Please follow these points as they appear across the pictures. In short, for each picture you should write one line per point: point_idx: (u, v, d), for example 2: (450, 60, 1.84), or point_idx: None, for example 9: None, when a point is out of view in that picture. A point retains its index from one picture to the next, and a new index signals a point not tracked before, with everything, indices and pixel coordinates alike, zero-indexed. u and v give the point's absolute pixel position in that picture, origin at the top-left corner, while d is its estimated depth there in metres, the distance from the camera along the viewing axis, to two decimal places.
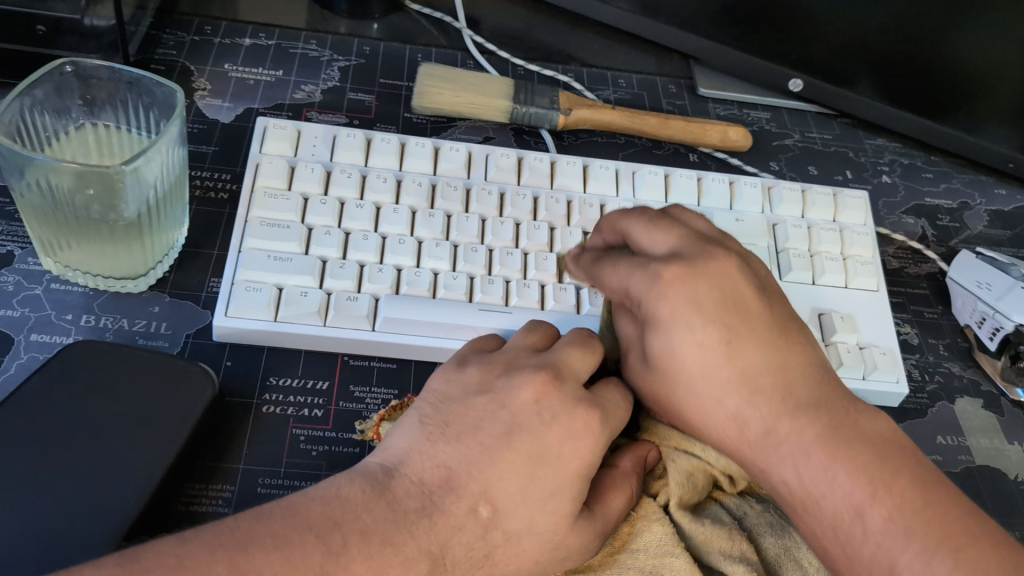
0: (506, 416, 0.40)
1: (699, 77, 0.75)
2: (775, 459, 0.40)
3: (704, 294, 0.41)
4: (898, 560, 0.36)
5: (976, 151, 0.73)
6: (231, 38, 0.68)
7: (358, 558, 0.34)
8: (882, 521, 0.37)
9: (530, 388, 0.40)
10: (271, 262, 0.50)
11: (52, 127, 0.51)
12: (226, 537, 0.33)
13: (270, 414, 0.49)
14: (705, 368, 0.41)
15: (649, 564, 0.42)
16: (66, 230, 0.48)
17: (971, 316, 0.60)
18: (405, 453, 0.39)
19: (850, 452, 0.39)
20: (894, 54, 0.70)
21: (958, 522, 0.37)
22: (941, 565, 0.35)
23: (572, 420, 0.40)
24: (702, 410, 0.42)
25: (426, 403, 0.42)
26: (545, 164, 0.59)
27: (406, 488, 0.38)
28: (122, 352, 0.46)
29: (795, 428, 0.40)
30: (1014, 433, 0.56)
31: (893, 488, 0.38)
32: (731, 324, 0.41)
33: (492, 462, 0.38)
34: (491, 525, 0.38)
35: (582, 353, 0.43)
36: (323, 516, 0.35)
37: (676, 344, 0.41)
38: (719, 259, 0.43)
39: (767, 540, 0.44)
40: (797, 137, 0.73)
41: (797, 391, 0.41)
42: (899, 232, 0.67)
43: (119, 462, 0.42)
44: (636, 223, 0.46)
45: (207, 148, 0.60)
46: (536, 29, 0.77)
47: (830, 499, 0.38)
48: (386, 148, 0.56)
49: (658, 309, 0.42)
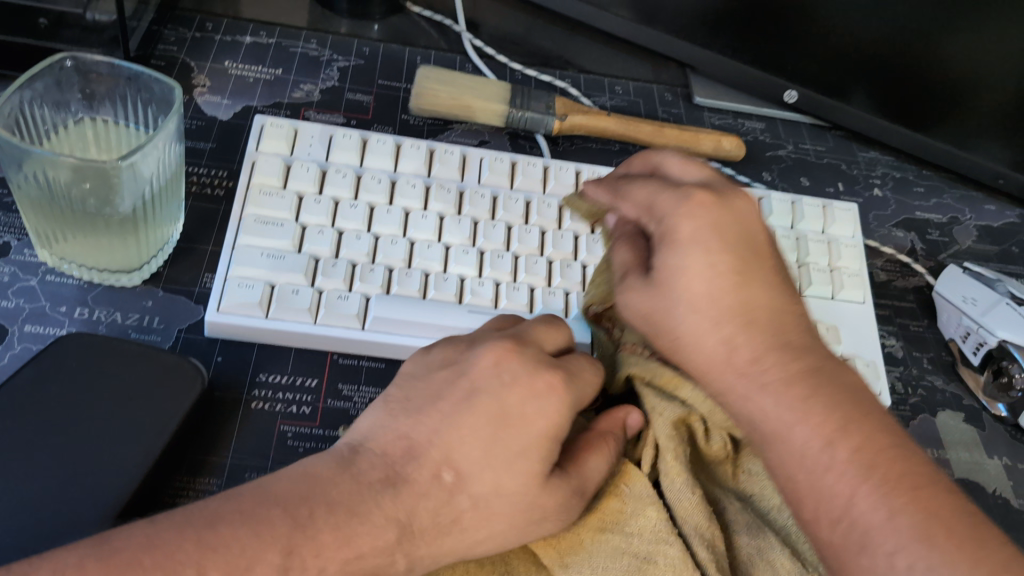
0: (467, 383, 0.41)
1: (696, 85, 0.76)
2: (755, 388, 0.39)
3: (728, 223, 0.42)
4: (858, 490, 0.35)
5: (968, 167, 0.73)
6: (232, 35, 0.69)
7: (325, 529, 0.35)
8: (848, 454, 0.36)
9: (491, 355, 0.41)
10: (264, 259, 0.51)
11: (51, 120, 0.52)
12: (192, 516, 0.34)
13: (258, 410, 0.50)
14: (710, 289, 0.41)
15: (644, 550, 0.41)
16: (62, 222, 0.49)
17: (955, 330, 0.60)
18: (369, 431, 0.40)
19: (830, 391, 0.38)
20: (889, 68, 0.71)
21: (918, 470, 0.36)
22: (899, 501, 0.34)
23: (532, 379, 0.40)
24: (694, 334, 0.41)
25: (393, 386, 0.43)
26: (538, 169, 0.59)
27: (371, 461, 0.38)
28: (113, 346, 0.47)
29: (781, 360, 0.39)
30: (993, 447, 0.57)
31: (863, 427, 0.37)
32: (744, 258, 0.42)
33: (455, 427, 0.39)
34: (455, 489, 0.38)
35: (546, 328, 0.45)
36: (290, 491, 0.36)
37: (686, 261, 0.41)
38: (745, 200, 0.44)
39: (743, 539, 0.43)
40: (791, 148, 0.74)
41: (787, 334, 0.41)
42: (888, 245, 0.68)
43: (106, 454, 0.43)
44: (673, 158, 0.48)
45: (205, 144, 0.61)
46: (535, 34, 0.77)
47: (801, 427, 0.37)
48: (381, 150, 0.57)
49: (676, 224, 0.42)
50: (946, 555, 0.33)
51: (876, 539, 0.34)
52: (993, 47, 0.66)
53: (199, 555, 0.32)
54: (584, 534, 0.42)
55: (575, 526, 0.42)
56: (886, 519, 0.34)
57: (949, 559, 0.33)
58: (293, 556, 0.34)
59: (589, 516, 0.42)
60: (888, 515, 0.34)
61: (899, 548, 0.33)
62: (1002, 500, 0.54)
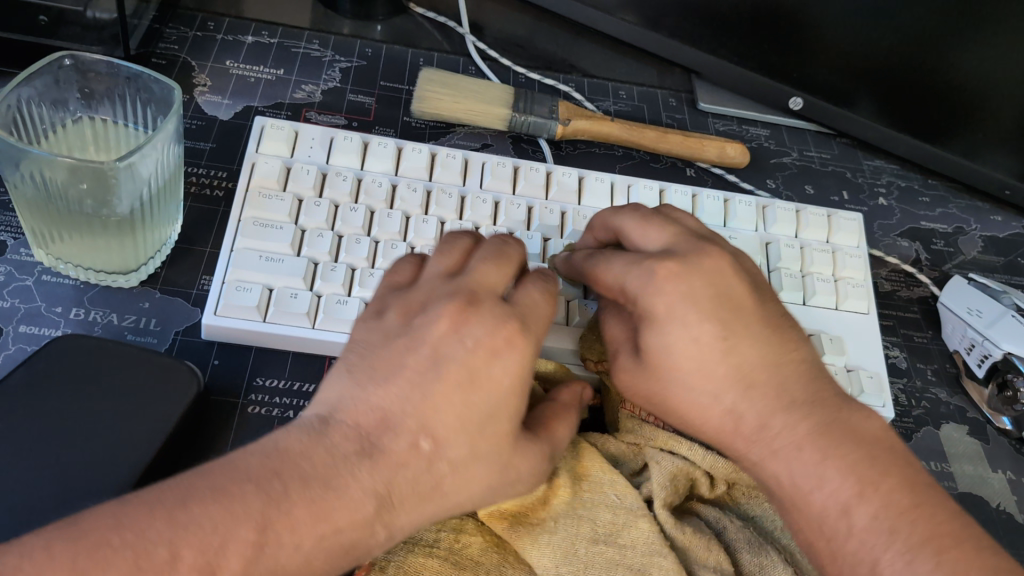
0: (428, 348, 0.39)
1: (700, 91, 0.75)
2: (769, 453, 0.42)
3: (699, 289, 0.42)
4: (881, 557, 0.37)
5: (973, 178, 0.73)
6: (233, 34, 0.68)
7: (299, 502, 0.34)
8: (867, 519, 0.38)
9: (446, 320, 0.39)
10: (262, 262, 0.50)
11: (48, 120, 0.52)
12: (164, 494, 0.33)
13: (255, 414, 0.49)
14: (704, 364, 0.42)
15: (639, 561, 0.42)
16: (58, 222, 0.48)
17: (960, 341, 0.60)
18: (337, 401, 0.38)
19: (839, 449, 0.40)
20: (893, 78, 0.70)
21: (945, 525, 0.38)
22: (924, 566, 0.36)
23: (495, 338, 0.39)
24: (697, 407, 0.43)
25: (351, 352, 0.40)
26: (540, 175, 0.59)
27: (343, 434, 0.37)
28: (109, 348, 0.46)
29: (786, 424, 0.41)
30: (998, 461, 0.56)
31: (884, 486, 0.39)
32: (725, 321, 0.42)
33: (425, 396, 0.37)
34: (433, 457, 0.37)
35: (499, 269, 0.42)
36: (260, 467, 0.35)
37: (671, 340, 0.42)
38: (713, 256, 0.44)
39: (744, 556, 0.45)
40: (795, 155, 0.73)
41: (787, 390, 0.42)
42: (893, 254, 0.67)
43: (99, 456, 0.42)
44: (629, 219, 0.48)
45: (205, 145, 0.60)
46: (539, 37, 0.77)
47: (821, 493, 0.40)
48: (382, 153, 0.56)
49: (651, 302, 0.42)
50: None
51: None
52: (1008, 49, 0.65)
53: (171, 531, 0.32)
54: (580, 543, 0.43)
55: (569, 535, 0.43)
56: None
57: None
58: (268, 532, 0.33)
59: (583, 526, 0.43)
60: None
61: None
62: (1007, 515, 0.54)
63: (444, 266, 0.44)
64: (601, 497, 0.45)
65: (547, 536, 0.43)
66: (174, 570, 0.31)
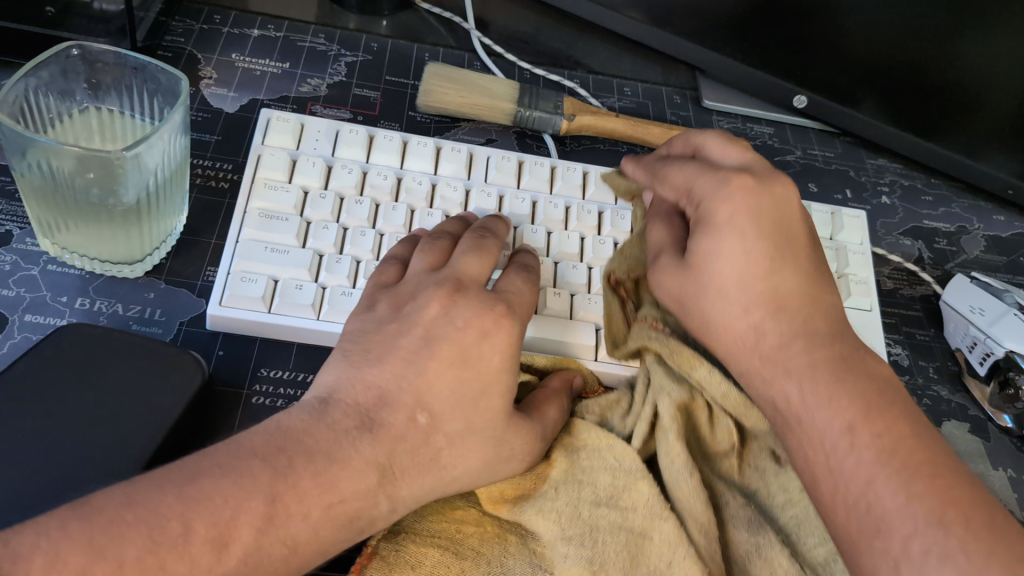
0: (420, 329, 0.42)
1: (705, 89, 0.75)
2: (780, 371, 0.42)
3: (765, 211, 0.46)
4: (876, 476, 0.36)
5: (976, 177, 0.72)
6: (239, 27, 0.69)
7: (306, 474, 0.35)
8: (869, 438, 0.38)
9: (436, 303, 0.43)
10: (267, 253, 0.50)
11: (56, 109, 0.52)
12: (174, 472, 0.33)
13: (258, 405, 0.49)
14: (741, 275, 0.44)
15: (640, 525, 0.43)
16: (64, 211, 0.48)
17: (963, 340, 0.60)
18: (336, 383, 0.40)
19: (854, 376, 0.40)
20: (898, 75, 0.70)
21: (938, 458, 0.37)
22: (917, 488, 0.35)
23: (482, 319, 0.42)
24: (724, 316, 0.45)
25: (346, 340, 0.43)
26: (545, 169, 0.59)
27: (344, 409, 0.39)
28: (114, 337, 0.47)
29: (807, 348, 0.42)
30: (999, 458, 0.56)
31: (887, 416, 0.38)
32: (779, 248, 0.45)
33: (420, 372, 0.40)
34: (431, 429, 0.40)
35: (479, 260, 0.46)
36: (265, 444, 0.36)
37: (722, 245, 0.45)
38: (785, 183, 0.47)
39: (739, 535, 0.44)
40: (799, 153, 0.73)
41: (816, 323, 0.44)
42: (895, 253, 0.67)
43: (105, 444, 0.43)
44: (719, 145, 0.51)
45: (210, 137, 0.61)
46: (544, 34, 0.77)
47: (829, 408, 0.39)
48: (388, 146, 0.57)
49: (713, 209, 0.46)
50: (964, 543, 0.33)
51: (893, 526, 0.35)
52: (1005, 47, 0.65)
53: (182, 506, 0.32)
54: (584, 508, 0.43)
55: (573, 501, 0.44)
56: (903, 505, 0.35)
57: (967, 548, 0.33)
58: (276, 503, 0.34)
59: (584, 490, 0.44)
60: (905, 501, 0.35)
61: (915, 532, 0.34)
62: (1007, 512, 0.54)
63: (426, 262, 0.47)
64: (599, 463, 0.45)
65: (551, 504, 0.43)
66: (187, 543, 0.31)
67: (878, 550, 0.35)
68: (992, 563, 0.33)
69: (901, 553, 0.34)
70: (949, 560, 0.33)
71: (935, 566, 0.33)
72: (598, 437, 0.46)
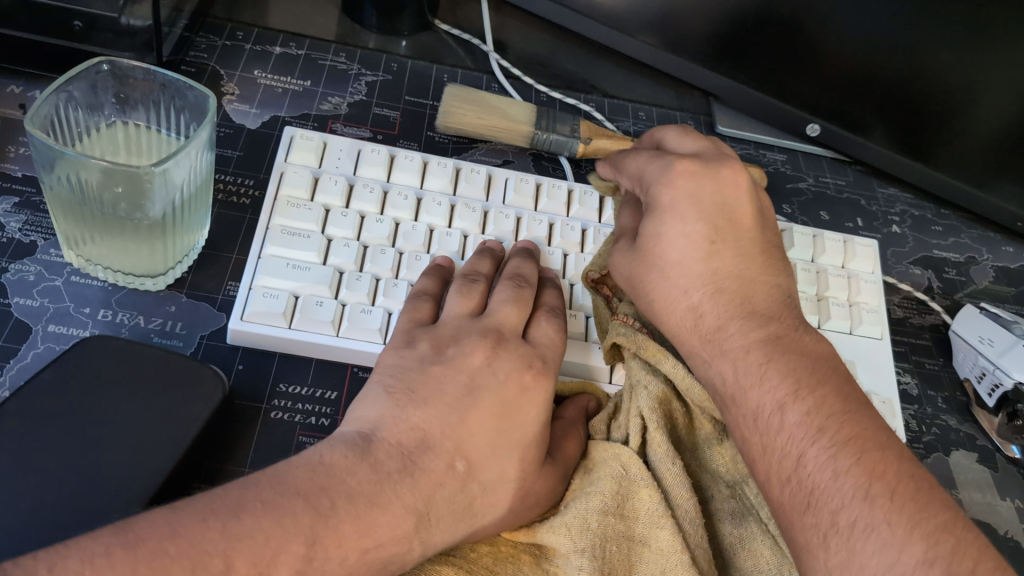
0: (464, 376, 0.44)
1: (719, 115, 0.76)
2: (718, 352, 0.45)
3: (704, 193, 0.49)
4: (806, 451, 0.39)
5: (987, 208, 0.73)
6: (262, 44, 0.70)
7: (346, 519, 0.37)
8: (799, 416, 0.40)
9: (479, 352, 0.45)
10: (289, 269, 0.51)
11: (84, 123, 0.52)
12: (217, 505, 0.36)
13: (277, 419, 0.50)
14: (684, 259, 0.48)
15: (639, 532, 0.44)
16: (91, 224, 0.49)
17: (971, 370, 0.60)
18: (378, 420, 0.42)
19: (789, 357, 0.43)
20: (913, 106, 0.71)
21: (876, 434, 0.39)
22: (845, 461, 0.37)
23: (522, 375, 0.45)
24: (666, 300, 0.48)
25: (386, 374, 0.45)
26: (562, 193, 0.60)
27: (386, 450, 0.41)
28: (137, 351, 0.47)
29: (743, 327, 0.45)
30: (1007, 489, 0.57)
31: (819, 392, 0.40)
32: (719, 227, 0.48)
33: (461, 419, 0.43)
34: (467, 477, 0.42)
35: (515, 310, 0.49)
36: (309, 481, 0.38)
37: (664, 229, 0.49)
38: (732, 168, 0.51)
39: (726, 527, 0.46)
40: (811, 181, 0.74)
41: (755, 303, 0.46)
42: (905, 281, 0.68)
43: (129, 457, 0.43)
44: (673, 132, 0.56)
45: (232, 152, 0.61)
46: (560, 57, 0.78)
47: (754, 391, 0.42)
48: (409, 167, 0.57)
49: (657, 194, 0.50)
50: (888, 515, 0.35)
51: (822, 499, 0.37)
52: (995, 71, 0.66)
53: (226, 543, 0.34)
54: (592, 518, 0.44)
55: (581, 512, 0.44)
56: (831, 478, 0.37)
57: (891, 521, 0.35)
58: (316, 546, 0.36)
59: (593, 499, 0.44)
60: (833, 476, 0.37)
61: (842, 506, 0.36)
62: (1015, 543, 0.54)
63: (464, 305, 0.49)
64: (608, 471, 0.46)
65: (560, 519, 0.44)
66: None
67: (810, 524, 0.37)
68: (914, 533, 0.35)
69: (830, 526, 0.36)
70: (873, 532, 0.35)
71: (862, 537, 0.35)
72: (608, 450, 0.47)
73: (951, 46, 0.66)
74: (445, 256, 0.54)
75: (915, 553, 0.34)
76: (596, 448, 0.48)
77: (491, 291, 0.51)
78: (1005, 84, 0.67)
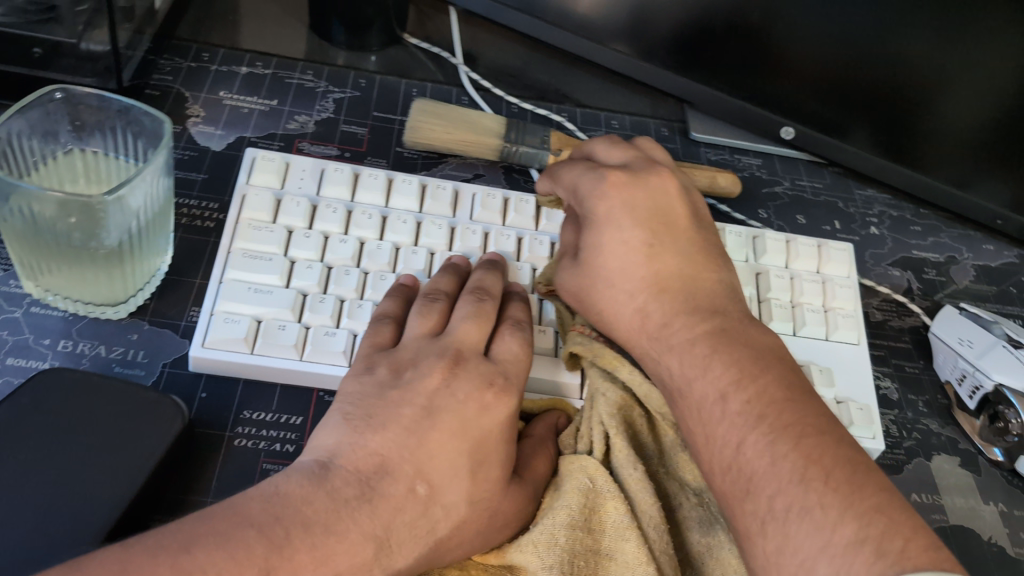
0: (422, 399, 0.44)
1: (692, 121, 0.76)
2: (665, 348, 0.46)
3: (638, 200, 0.49)
4: (745, 438, 0.39)
5: (968, 208, 0.72)
6: (228, 65, 0.69)
7: (301, 549, 0.36)
8: (739, 405, 0.40)
9: (437, 374, 0.45)
10: (251, 294, 0.50)
11: (39, 152, 0.52)
12: (167, 540, 0.35)
13: (241, 447, 0.49)
14: (626, 264, 0.48)
15: (606, 545, 0.44)
16: (47, 255, 0.48)
17: (952, 372, 0.60)
18: (336, 447, 0.42)
19: (731, 350, 0.43)
20: (887, 104, 0.70)
21: (812, 419, 0.39)
22: (782, 446, 0.38)
23: (482, 394, 0.44)
24: (614, 305, 0.48)
25: (345, 402, 0.44)
26: (530, 206, 0.59)
27: (344, 477, 0.40)
28: (93, 383, 0.46)
29: (686, 325, 0.45)
30: (990, 493, 0.56)
31: (760, 382, 0.41)
32: (656, 231, 0.49)
33: (420, 441, 0.42)
34: (429, 501, 0.41)
35: (476, 326, 0.48)
36: (263, 512, 0.37)
37: (604, 238, 0.49)
38: (662, 175, 0.51)
39: (693, 536, 0.45)
40: (787, 184, 0.73)
41: (697, 300, 0.47)
42: (884, 284, 0.67)
43: (87, 490, 0.42)
44: (601, 144, 0.55)
45: (196, 176, 0.61)
46: (532, 67, 0.77)
47: (699, 383, 0.42)
48: (373, 185, 0.57)
49: (593, 206, 0.49)
50: (822, 498, 0.35)
51: (760, 485, 0.37)
52: (968, 61, 0.65)
53: None
54: (560, 533, 0.43)
55: (548, 527, 0.43)
56: (769, 464, 0.37)
57: (824, 502, 0.35)
58: None
59: (559, 515, 0.43)
60: (772, 462, 0.37)
61: (778, 491, 0.36)
62: (999, 548, 0.53)
63: (423, 326, 0.48)
64: (575, 483, 0.45)
65: (527, 536, 0.43)
66: None
67: (748, 512, 0.37)
68: (847, 514, 0.35)
69: (767, 511, 0.36)
70: (806, 515, 0.35)
71: (796, 520, 0.35)
72: (573, 462, 0.46)
73: (925, 38, 0.65)
74: (410, 275, 0.53)
75: (846, 533, 0.34)
76: (563, 463, 0.46)
77: (453, 308, 0.50)
78: (971, 71, 0.66)
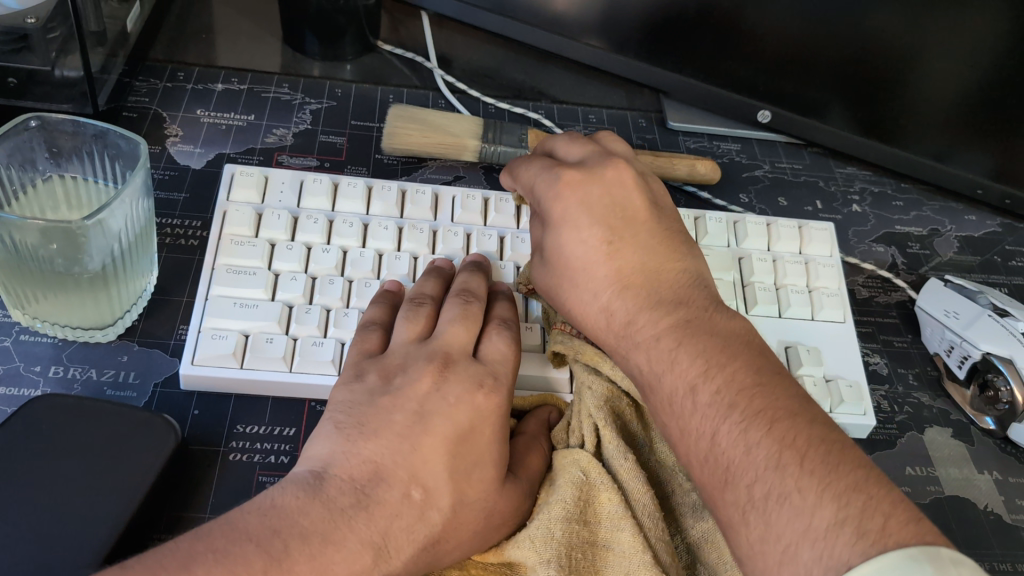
0: (414, 403, 0.44)
1: (669, 110, 0.76)
2: (633, 345, 0.45)
3: (593, 198, 0.49)
4: (719, 429, 0.39)
5: (945, 178, 0.73)
6: (204, 83, 0.69)
7: (300, 560, 0.37)
8: (709, 395, 0.40)
9: (427, 378, 0.45)
10: (236, 309, 0.50)
11: (18, 181, 0.52)
12: (166, 559, 0.35)
13: (235, 461, 0.49)
14: (587, 260, 0.47)
15: (602, 537, 0.44)
16: (32, 283, 0.48)
17: (940, 344, 0.60)
18: (329, 457, 0.42)
19: (699, 339, 0.43)
20: (866, 78, 0.70)
21: (785, 403, 0.39)
22: (756, 434, 0.37)
23: (474, 396, 0.44)
24: (580, 304, 0.48)
25: (337, 411, 0.44)
26: (511, 205, 0.59)
27: (339, 486, 0.40)
28: (85, 406, 0.47)
29: (651, 319, 0.45)
30: (983, 462, 0.56)
31: (728, 369, 0.40)
32: (615, 227, 0.48)
33: (414, 447, 0.42)
34: (425, 505, 0.41)
35: (464, 328, 0.48)
36: (260, 526, 0.38)
37: (560, 240, 0.48)
38: (616, 168, 0.50)
39: (688, 522, 0.45)
40: (767, 167, 0.74)
41: (661, 292, 0.46)
42: (869, 261, 0.68)
43: (86, 515, 0.43)
44: (560, 140, 0.55)
45: (178, 195, 0.61)
46: (508, 66, 0.78)
47: (669, 376, 0.42)
48: (352, 193, 0.57)
49: (549, 208, 0.49)
50: (799, 483, 0.35)
51: (739, 474, 0.37)
52: (945, 34, 0.65)
53: None
54: (556, 526, 0.43)
55: (546, 521, 0.44)
56: (745, 453, 0.37)
57: (801, 487, 0.35)
58: None
59: (555, 508, 0.44)
60: (747, 449, 0.37)
61: (756, 479, 0.36)
62: (995, 516, 0.54)
63: (410, 331, 0.48)
64: (569, 477, 0.45)
65: (524, 532, 0.44)
66: None
67: (730, 501, 0.37)
68: (825, 495, 0.35)
69: (748, 501, 0.36)
70: (786, 501, 0.35)
71: (776, 509, 0.35)
72: (566, 457, 0.46)
73: (901, 12, 0.65)
74: (395, 281, 0.53)
75: (826, 516, 0.34)
76: (557, 458, 0.47)
77: (439, 311, 0.50)
78: (955, 41, 0.65)
